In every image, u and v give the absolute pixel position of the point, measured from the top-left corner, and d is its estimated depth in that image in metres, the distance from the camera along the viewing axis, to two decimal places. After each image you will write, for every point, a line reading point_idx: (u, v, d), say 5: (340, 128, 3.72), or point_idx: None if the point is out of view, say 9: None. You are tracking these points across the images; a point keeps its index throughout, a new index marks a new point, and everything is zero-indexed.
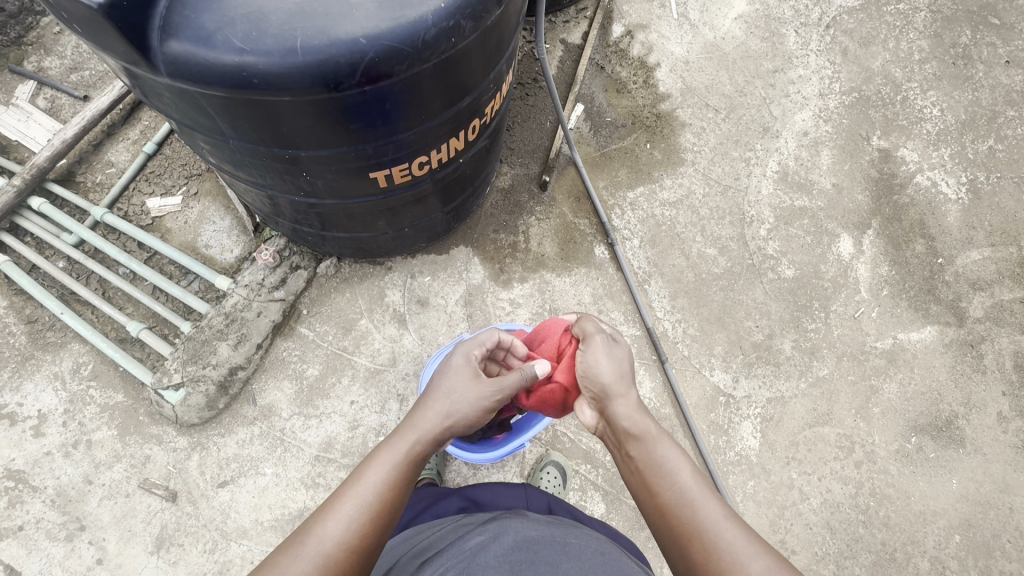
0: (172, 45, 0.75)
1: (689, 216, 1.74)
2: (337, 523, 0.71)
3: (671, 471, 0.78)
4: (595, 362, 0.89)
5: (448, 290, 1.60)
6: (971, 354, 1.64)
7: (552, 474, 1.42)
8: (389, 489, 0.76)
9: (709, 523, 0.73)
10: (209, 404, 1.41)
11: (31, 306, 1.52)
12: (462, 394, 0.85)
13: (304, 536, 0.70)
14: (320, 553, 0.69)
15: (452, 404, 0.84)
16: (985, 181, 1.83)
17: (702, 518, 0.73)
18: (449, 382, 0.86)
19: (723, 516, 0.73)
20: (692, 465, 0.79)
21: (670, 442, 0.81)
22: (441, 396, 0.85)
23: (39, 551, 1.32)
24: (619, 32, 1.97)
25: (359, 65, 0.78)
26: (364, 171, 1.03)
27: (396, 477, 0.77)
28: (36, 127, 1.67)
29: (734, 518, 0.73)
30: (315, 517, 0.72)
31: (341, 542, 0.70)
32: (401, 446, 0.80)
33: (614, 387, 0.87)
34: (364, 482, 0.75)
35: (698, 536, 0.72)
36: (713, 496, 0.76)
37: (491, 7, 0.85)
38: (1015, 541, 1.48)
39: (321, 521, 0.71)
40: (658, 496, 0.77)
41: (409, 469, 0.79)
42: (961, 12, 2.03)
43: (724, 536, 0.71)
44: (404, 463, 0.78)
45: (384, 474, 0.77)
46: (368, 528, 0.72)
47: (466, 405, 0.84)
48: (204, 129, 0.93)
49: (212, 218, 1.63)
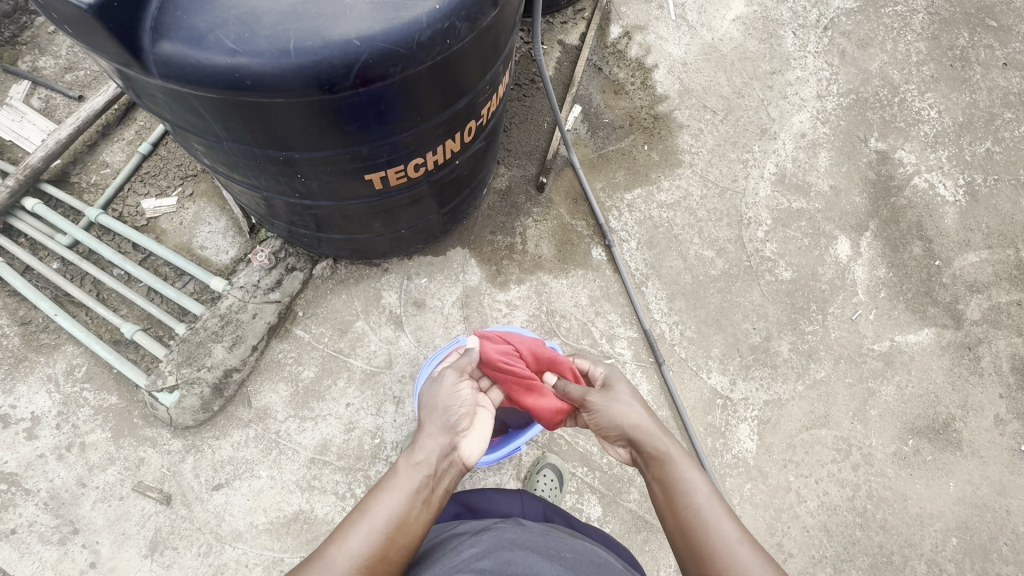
0: (163, 46, 0.74)
1: (687, 218, 1.73)
2: (347, 539, 0.74)
3: (690, 491, 0.82)
4: (614, 407, 0.93)
5: (444, 292, 1.59)
6: (968, 356, 1.64)
7: (548, 477, 1.41)
8: (397, 501, 0.78)
9: (724, 542, 0.76)
10: (203, 406, 1.40)
11: (25, 307, 1.51)
12: (440, 394, 0.94)
13: (323, 551, 0.73)
14: (330, 567, 0.72)
15: (437, 404, 0.92)
16: (982, 183, 1.83)
17: (717, 536, 0.77)
18: (433, 391, 0.95)
19: (737, 538, 0.76)
20: (711, 488, 0.83)
21: (693, 466, 0.85)
22: (428, 406, 0.93)
23: (32, 554, 1.31)
24: (617, 33, 1.96)
25: (353, 66, 0.77)
26: (360, 172, 1.02)
27: (405, 486, 0.80)
28: (30, 127, 1.66)
29: (748, 539, 0.76)
30: (329, 538, 0.75)
31: (352, 554, 0.73)
32: (405, 460, 0.83)
33: (635, 420, 0.91)
34: (376, 500, 0.78)
35: (715, 554, 0.75)
36: (730, 516, 0.79)
37: (487, 8, 0.85)
38: (1012, 544, 1.48)
39: (337, 544, 0.74)
40: (680, 516, 0.81)
41: (416, 477, 0.81)
42: (958, 14, 2.03)
43: (736, 556, 0.74)
44: (411, 472, 0.82)
45: (394, 487, 0.80)
46: (378, 542, 0.75)
47: (450, 402, 0.92)
48: (197, 130, 0.92)
49: (208, 219, 1.62)
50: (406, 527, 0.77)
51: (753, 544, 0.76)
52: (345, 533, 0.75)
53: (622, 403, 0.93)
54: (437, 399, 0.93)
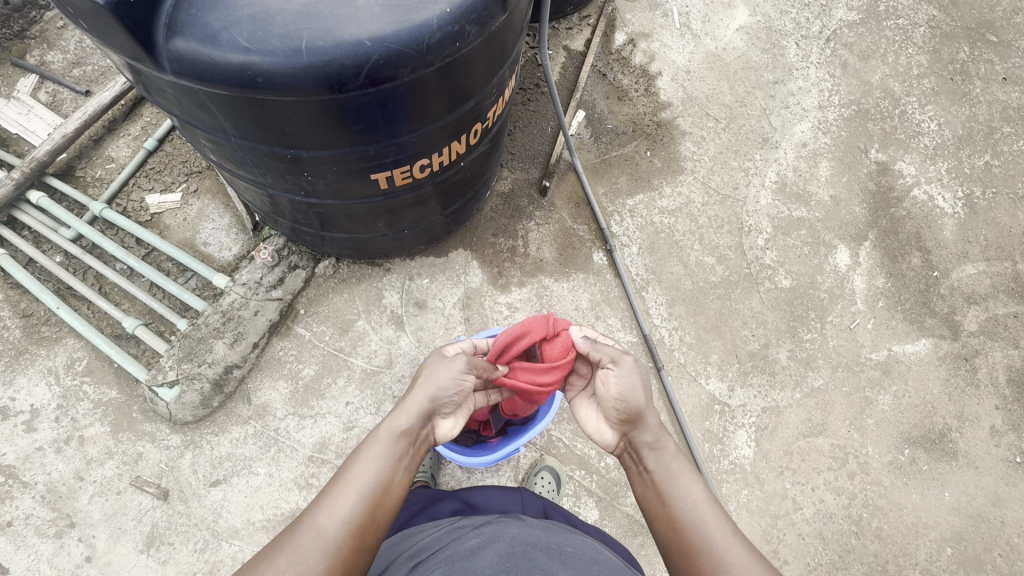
0: (177, 43, 0.75)
1: (688, 224, 1.74)
2: (332, 502, 0.74)
3: (683, 485, 0.83)
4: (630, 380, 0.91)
5: (446, 293, 1.60)
6: (965, 368, 1.65)
7: (546, 480, 1.42)
8: (379, 467, 0.78)
9: (718, 538, 0.78)
10: (203, 402, 1.40)
11: (27, 300, 1.51)
12: (433, 370, 0.89)
13: (312, 515, 0.73)
14: (319, 534, 0.71)
15: (428, 380, 0.87)
16: (981, 196, 1.84)
17: (712, 531, 0.78)
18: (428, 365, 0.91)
19: (728, 532, 0.78)
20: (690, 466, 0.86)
21: (684, 461, 0.86)
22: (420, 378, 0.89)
23: (27, 547, 1.31)
24: (622, 40, 1.98)
25: (363, 67, 0.78)
26: (366, 172, 1.03)
27: (384, 463, 0.79)
28: (36, 120, 1.67)
29: (738, 532, 0.79)
30: (312, 507, 0.74)
31: (339, 519, 0.73)
32: (389, 427, 0.82)
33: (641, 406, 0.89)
34: (358, 466, 0.78)
35: (710, 550, 0.77)
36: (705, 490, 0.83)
37: (496, 13, 0.86)
38: (1006, 555, 1.49)
39: (323, 510, 0.73)
40: (670, 509, 0.82)
41: (398, 445, 0.81)
42: (959, 28, 2.05)
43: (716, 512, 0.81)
44: (394, 444, 0.81)
45: (378, 454, 0.79)
46: (363, 511, 0.74)
47: (446, 387, 0.87)
48: (206, 127, 0.93)
49: (212, 216, 1.62)
50: (389, 492, 0.77)
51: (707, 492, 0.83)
52: (333, 501, 0.74)
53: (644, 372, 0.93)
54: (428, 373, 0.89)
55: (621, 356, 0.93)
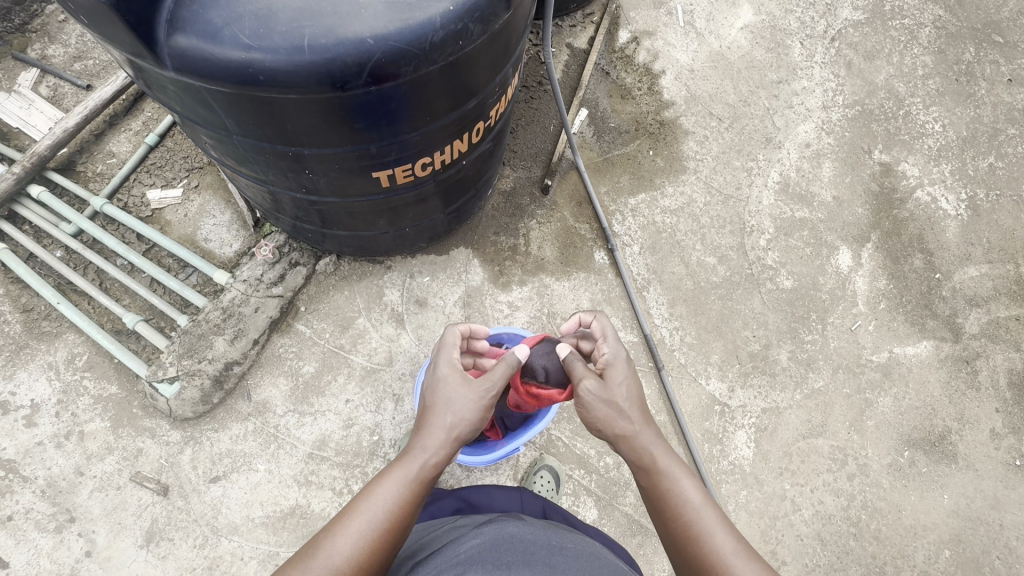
0: (178, 39, 0.74)
1: (690, 224, 1.74)
2: (346, 539, 0.72)
3: (679, 501, 0.82)
4: (611, 395, 0.89)
5: (446, 291, 1.60)
6: (966, 370, 1.65)
7: (546, 479, 1.42)
8: (400, 508, 0.76)
9: (718, 558, 0.76)
10: (203, 398, 1.40)
11: (27, 294, 1.51)
12: (467, 406, 0.84)
13: (319, 549, 0.71)
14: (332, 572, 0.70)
15: (463, 421, 0.83)
16: (984, 198, 1.83)
17: (712, 551, 0.77)
18: (456, 391, 0.86)
19: (732, 549, 0.77)
20: (690, 479, 0.83)
21: (684, 475, 0.84)
22: (449, 408, 0.84)
23: (28, 542, 1.32)
24: (625, 38, 1.97)
25: (366, 65, 0.77)
26: (368, 170, 1.03)
27: (402, 501, 0.77)
28: (37, 114, 1.66)
29: (742, 549, 0.76)
30: (320, 540, 0.72)
31: (351, 558, 0.71)
32: (408, 461, 0.79)
33: (623, 424, 0.87)
34: (373, 499, 0.76)
35: (711, 570, 0.76)
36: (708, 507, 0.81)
37: (499, 11, 0.85)
38: (1004, 559, 1.49)
39: (334, 544, 0.72)
40: (671, 527, 0.82)
41: (420, 484, 0.79)
42: (965, 29, 2.04)
43: (711, 528, 0.79)
44: (412, 481, 0.78)
45: (397, 491, 0.77)
46: (376, 547, 0.73)
47: (475, 424, 0.84)
48: (208, 123, 0.92)
49: (213, 212, 1.62)
50: (404, 529, 0.77)
51: (704, 502, 0.81)
52: (346, 535, 0.72)
53: (621, 384, 0.90)
54: (460, 405, 0.84)
55: (577, 389, 0.90)
